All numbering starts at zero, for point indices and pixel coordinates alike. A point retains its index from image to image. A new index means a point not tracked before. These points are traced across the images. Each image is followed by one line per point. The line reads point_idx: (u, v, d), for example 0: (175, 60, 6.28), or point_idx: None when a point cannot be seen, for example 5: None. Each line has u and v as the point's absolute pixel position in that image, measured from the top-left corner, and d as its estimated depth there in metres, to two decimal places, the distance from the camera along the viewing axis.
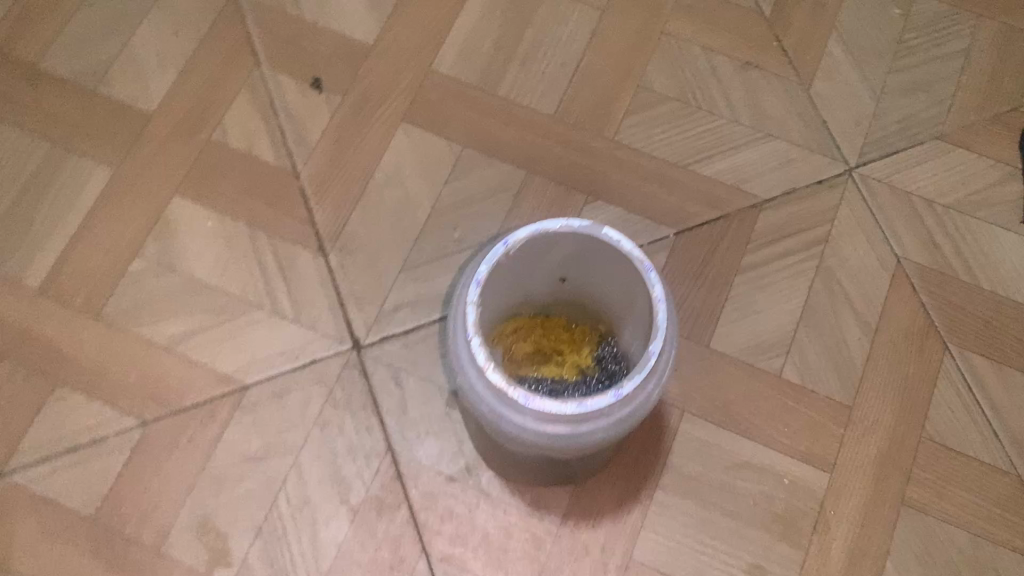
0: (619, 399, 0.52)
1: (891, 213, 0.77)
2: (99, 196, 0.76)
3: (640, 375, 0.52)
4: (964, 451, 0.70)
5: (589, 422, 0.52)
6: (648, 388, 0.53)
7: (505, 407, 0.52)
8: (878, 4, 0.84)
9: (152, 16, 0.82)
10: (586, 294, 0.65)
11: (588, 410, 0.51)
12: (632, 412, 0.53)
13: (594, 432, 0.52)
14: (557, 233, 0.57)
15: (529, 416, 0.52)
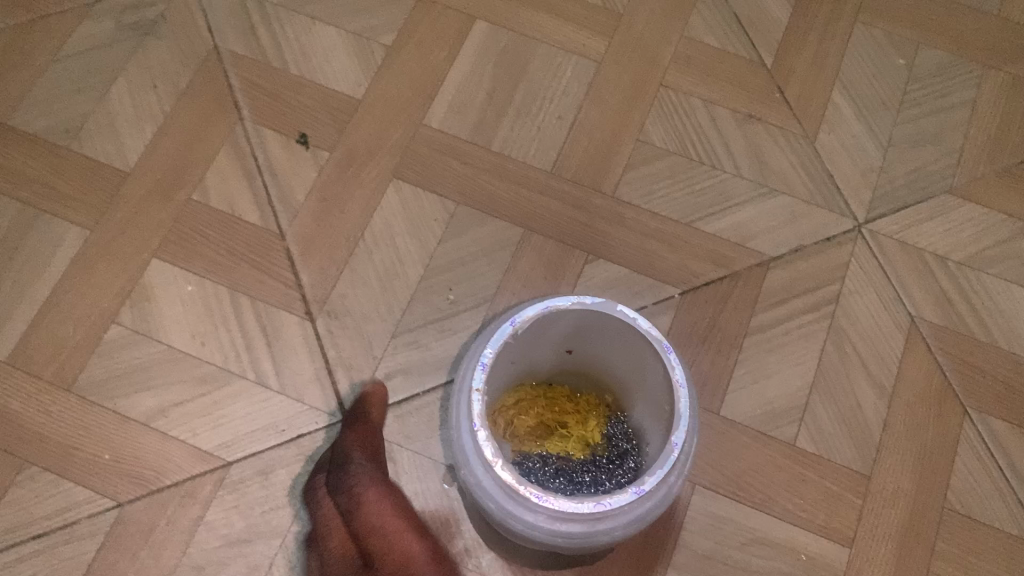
0: (640, 497, 0.51)
1: (904, 272, 0.74)
2: (72, 260, 0.72)
3: (660, 470, 0.51)
4: (992, 523, 0.66)
5: (607, 520, 0.51)
6: (670, 480, 0.52)
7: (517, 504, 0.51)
8: (881, 53, 0.82)
9: (129, 70, 0.79)
10: (594, 363, 0.62)
11: (606, 509, 0.50)
12: (653, 507, 0.52)
13: (611, 529, 0.52)
14: (565, 310, 0.56)
15: (542, 514, 0.51)
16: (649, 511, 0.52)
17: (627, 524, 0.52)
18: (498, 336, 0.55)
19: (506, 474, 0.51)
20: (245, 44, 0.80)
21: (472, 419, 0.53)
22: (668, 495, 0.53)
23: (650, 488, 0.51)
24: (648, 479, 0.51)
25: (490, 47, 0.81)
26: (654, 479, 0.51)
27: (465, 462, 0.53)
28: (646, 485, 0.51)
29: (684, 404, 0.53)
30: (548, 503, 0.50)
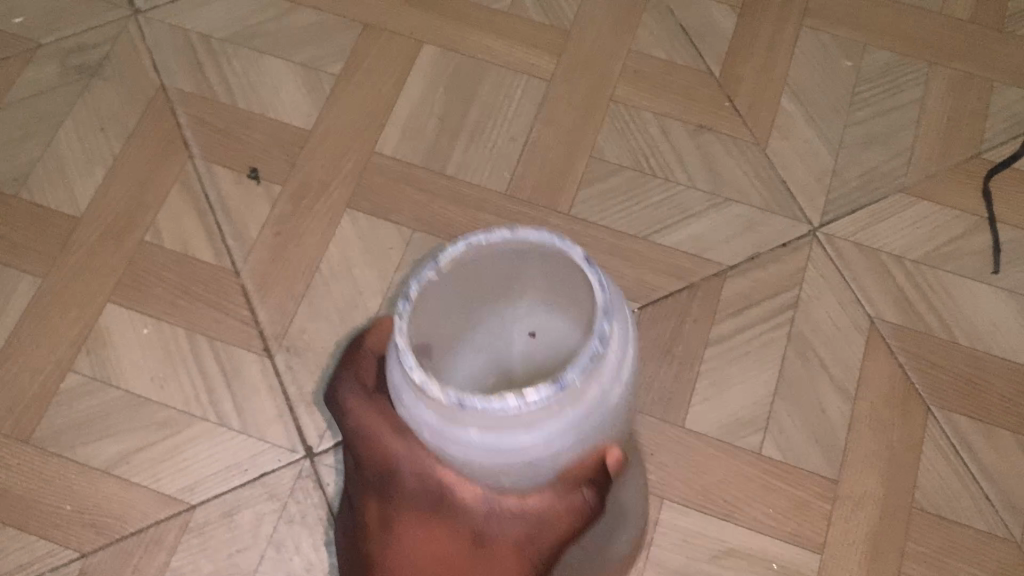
0: (564, 409, 0.31)
1: (861, 274, 0.74)
2: (26, 309, 0.71)
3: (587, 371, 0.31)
4: (961, 521, 0.66)
5: (531, 448, 0.32)
6: (607, 382, 0.33)
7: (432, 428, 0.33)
8: (829, 57, 0.82)
9: (76, 114, 0.79)
10: (557, 357, 0.35)
11: (527, 423, 0.31)
12: (583, 416, 0.32)
13: (546, 461, 0.33)
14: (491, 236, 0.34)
15: (470, 431, 0.31)
16: (588, 429, 0.33)
17: (564, 453, 0.34)
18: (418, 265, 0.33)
19: (411, 369, 0.31)
20: (192, 81, 0.80)
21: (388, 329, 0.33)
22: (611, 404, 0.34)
23: (578, 393, 0.31)
24: (570, 379, 0.31)
25: (439, 71, 0.81)
26: (580, 387, 0.31)
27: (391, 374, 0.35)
28: (572, 388, 0.31)
29: (596, 277, 0.33)
30: (467, 430, 0.31)
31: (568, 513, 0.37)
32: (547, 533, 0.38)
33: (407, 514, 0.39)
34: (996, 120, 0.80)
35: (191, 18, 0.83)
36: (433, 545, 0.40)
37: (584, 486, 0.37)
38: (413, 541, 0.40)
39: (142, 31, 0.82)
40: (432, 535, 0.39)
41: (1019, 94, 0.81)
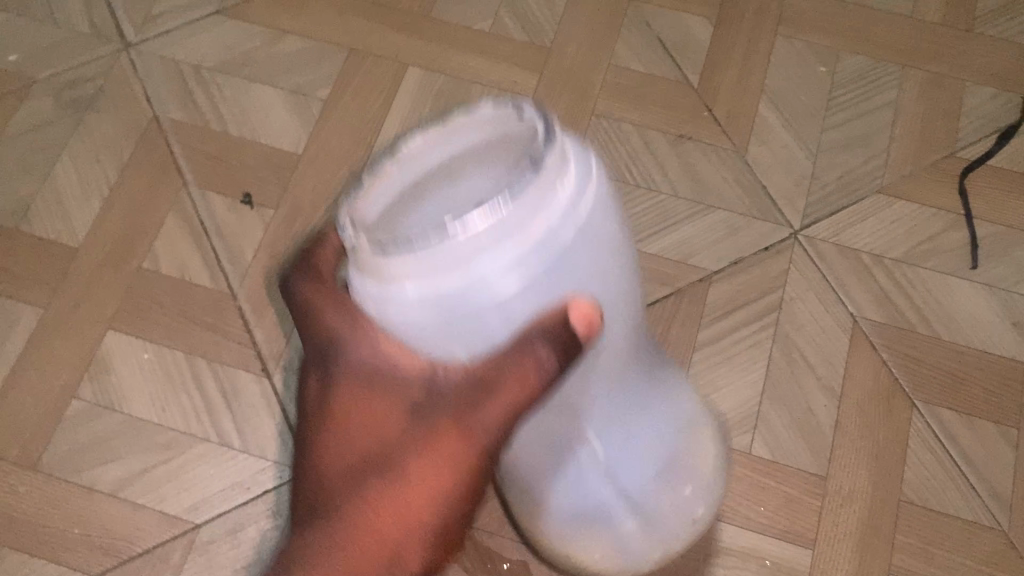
0: (506, 242, 0.28)
1: (843, 274, 0.75)
2: (28, 339, 0.73)
3: (519, 193, 0.28)
4: (948, 512, 0.68)
5: (478, 302, 0.30)
6: (556, 221, 0.29)
7: (379, 292, 0.31)
8: (804, 63, 0.84)
9: (72, 146, 0.81)
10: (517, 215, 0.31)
11: (462, 259, 0.28)
12: (538, 261, 0.29)
13: (506, 310, 0.31)
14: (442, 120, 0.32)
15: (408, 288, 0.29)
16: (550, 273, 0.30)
17: (522, 304, 0.31)
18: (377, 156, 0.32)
19: (350, 233, 0.31)
20: (184, 110, 0.82)
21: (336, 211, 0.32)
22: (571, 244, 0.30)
23: (520, 219, 0.28)
24: (500, 213, 0.28)
25: (424, 92, 0.83)
26: (519, 215, 0.28)
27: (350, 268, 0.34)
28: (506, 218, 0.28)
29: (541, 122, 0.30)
30: (407, 283, 0.29)
31: (531, 376, 0.34)
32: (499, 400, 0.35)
33: (348, 388, 0.37)
34: (970, 119, 0.81)
35: (182, 49, 0.85)
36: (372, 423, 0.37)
37: (538, 342, 0.32)
38: (354, 413, 0.37)
39: (133, 63, 0.84)
40: (371, 401, 0.37)
41: (991, 93, 0.82)
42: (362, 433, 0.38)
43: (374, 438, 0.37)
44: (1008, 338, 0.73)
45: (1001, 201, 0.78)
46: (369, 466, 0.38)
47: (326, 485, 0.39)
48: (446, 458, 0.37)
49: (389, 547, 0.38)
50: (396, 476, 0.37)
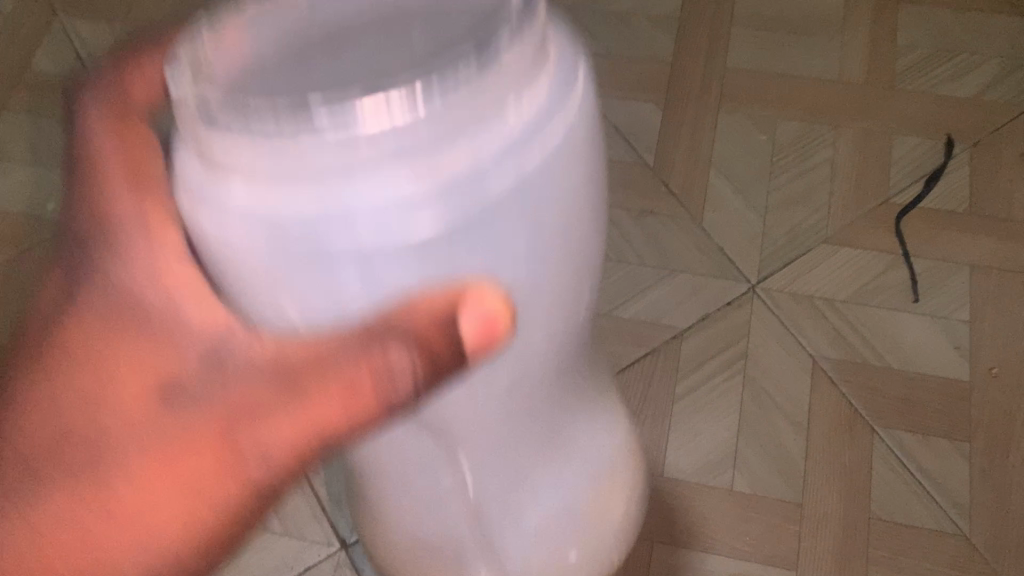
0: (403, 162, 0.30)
1: (799, 319, 0.84)
2: None
3: (441, 95, 0.29)
4: (915, 522, 0.76)
5: (339, 236, 0.31)
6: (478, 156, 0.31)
7: (211, 194, 0.32)
8: (746, 133, 0.94)
9: None
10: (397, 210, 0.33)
11: (341, 166, 0.29)
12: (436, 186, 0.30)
13: (371, 263, 0.32)
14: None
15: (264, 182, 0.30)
16: (440, 218, 0.31)
17: (390, 275, 0.32)
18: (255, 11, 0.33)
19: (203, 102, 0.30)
20: None
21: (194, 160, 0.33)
22: (487, 201, 0.32)
23: (436, 131, 0.29)
24: (410, 113, 0.29)
25: None
26: (427, 137, 0.29)
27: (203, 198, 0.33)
28: (418, 132, 0.29)
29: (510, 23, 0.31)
30: (243, 181, 0.31)
31: (375, 379, 0.34)
32: (278, 408, 0.35)
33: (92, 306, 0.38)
34: (899, 167, 0.91)
35: None
36: (104, 372, 0.37)
37: (398, 343, 0.33)
38: (91, 337, 0.38)
39: None
40: (110, 349, 0.37)
41: (916, 142, 0.92)
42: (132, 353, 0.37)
43: (100, 395, 0.38)
44: (953, 361, 0.82)
45: (936, 238, 0.87)
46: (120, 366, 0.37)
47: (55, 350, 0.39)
48: (191, 412, 0.36)
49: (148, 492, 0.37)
50: (111, 439, 0.37)
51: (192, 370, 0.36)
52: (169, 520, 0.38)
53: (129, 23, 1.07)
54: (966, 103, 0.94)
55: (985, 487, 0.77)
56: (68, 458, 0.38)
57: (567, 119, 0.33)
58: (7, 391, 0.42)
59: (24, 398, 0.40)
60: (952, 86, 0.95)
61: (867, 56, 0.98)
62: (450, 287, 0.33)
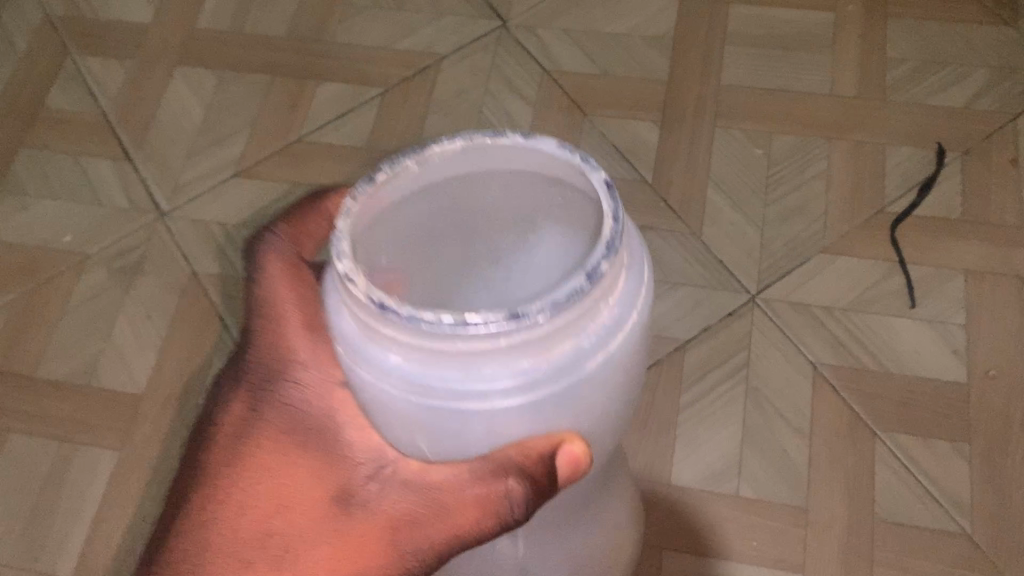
0: (521, 354, 0.35)
1: (799, 327, 0.86)
2: (110, 477, 0.86)
3: (560, 309, 0.34)
4: (918, 524, 0.77)
5: (469, 405, 0.36)
6: (584, 342, 0.36)
7: (358, 352, 0.37)
8: (741, 148, 0.97)
9: (126, 308, 0.94)
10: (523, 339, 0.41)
11: (476, 356, 0.34)
12: (551, 370, 0.36)
13: (493, 423, 0.37)
14: (501, 144, 0.40)
15: (401, 358, 0.35)
16: (546, 393, 0.36)
17: (507, 429, 0.38)
18: (402, 158, 0.39)
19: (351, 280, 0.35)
20: (218, 263, 0.95)
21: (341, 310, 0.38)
22: (584, 378, 0.37)
23: (549, 332, 0.34)
24: (540, 320, 0.34)
25: None
26: (548, 333, 0.34)
27: (347, 351, 0.38)
28: (535, 332, 0.34)
29: (610, 210, 0.36)
30: (399, 353, 0.35)
31: (486, 510, 0.41)
32: (428, 520, 0.42)
33: (273, 432, 0.46)
34: (892, 177, 0.94)
35: (207, 211, 0.99)
36: (283, 478, 0.45)
37: (511, 474, 0.39)
38: (274, 450, 0.45)
39: (169, 228, 0.98)
40: (288, 463, 0.45)
41: (908, 152, 0.95)
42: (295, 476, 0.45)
43: (277, 498, 0.45)
44: (951, 365, 0.84)
45: (930, 245, 0.89)
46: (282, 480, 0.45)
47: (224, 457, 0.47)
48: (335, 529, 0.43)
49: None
50: (268, 554, 0.44)
51: (361, 488, 0.43)
52: None
53: (140, 58, 1.10)
54: (955, 113, 0.96)
55: (986, 488, 0.78)
56: (247, 556, 0.44)
57: (640, 305, 0.38)
58: (180, 479, 0.49)
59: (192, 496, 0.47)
60: (941, 97, 0.98)
61: (858, 70, 1.00)
62: (550, 435, 0.38)
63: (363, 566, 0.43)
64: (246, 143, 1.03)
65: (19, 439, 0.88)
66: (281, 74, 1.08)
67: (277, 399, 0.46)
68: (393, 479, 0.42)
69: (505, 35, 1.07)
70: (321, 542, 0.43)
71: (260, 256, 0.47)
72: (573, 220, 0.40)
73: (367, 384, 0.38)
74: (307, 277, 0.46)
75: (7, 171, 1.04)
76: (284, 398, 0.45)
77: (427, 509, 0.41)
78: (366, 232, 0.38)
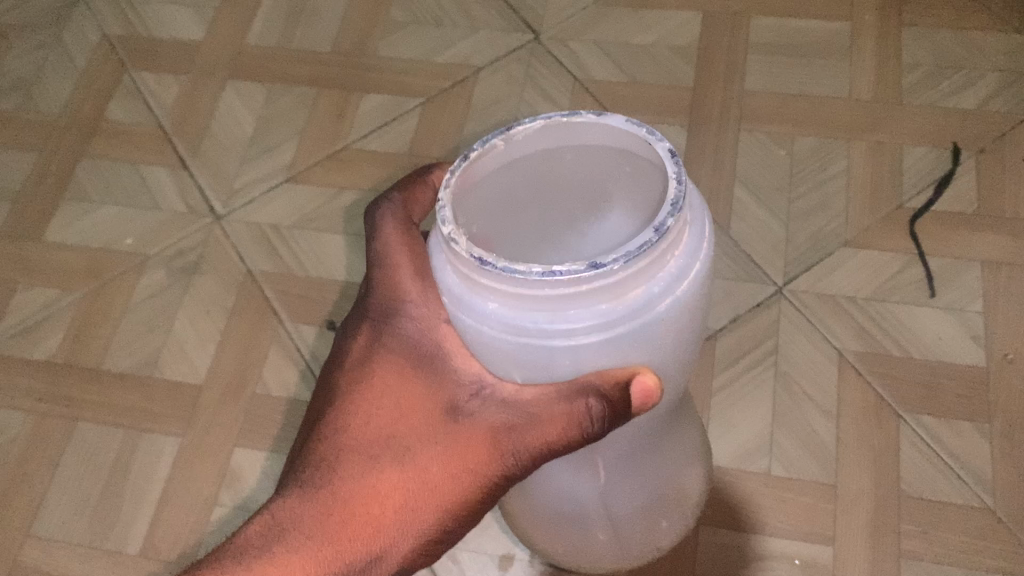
0: (600, 298, 0.43)
1: (824, 316, 0.91)
2: (174, 462, 0.91)
3: (631, 259, 0.42)
4: (942, 498, 0.81)
5: (556, 341, 0.45)
6: (653, 290, 0.44)
7: (460, 302, 0.47)
8: (765, 148, 1.02)
9: (185, 305, 1.00)
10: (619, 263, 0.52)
11: (562, 300, 0.43)
12: (626, 310, 0.44)
13: (577, 356, 0.46)
14: (577, 122, 0.49)
15: (497, 303, 0.45)
16: (623, 331, 0.45)
17: (589, 361, 0.47)
18: (491, 136, 0.49)
19: (458, 244, 0.44)
20: (271, 261, 1.01)
21: (447, 268, 0.48)
22: (655, 318, 0.45)
23: (623, 279, 0.43)
24: (614, 270, 0.42)
25: None
26: (622, 279, 0.43)
27: (452, 300, 0.48)
28: (612, 279, 0.43)
29: (674, 175, 0.45)
30: (496, 301, 0.45)
31: (573, 423, 0.50)
32: (522, 430, 0.53)
33: (392, 359, 0.57)
34: (910, 174, 0.98)
35: (260, 214, 1.05)
36: (402, 397, 0.56)
37: (591, 395, 0.48)
38: (389, 374, 0.57)
39: (224, 230, 1.04)
40: (405, 385, 0.56)
41: (925, 151, 1.00)
42: (410, 391, 0.56)
43: (397, 412, 0.56)
44: (969, 349, 0.88)
45: (947, 238, 0.94)
46: (402, 395, 0.56)
47: (348, 381, 0.59)
48: (444, 433, 0.55)
49: (416, 488, 0.56)
50: (391, 454, 0.56)
51: (467, 402, 0.54)
52: (443, 489, 0.55)
53: (193, 73, 1.17)
54: (969, 114, 1.01)
55: (1007, 464, 0.82)
56: (374, 455, 0.56)
57: (702, 257, 0.47)
58: (317, 403, 0.62)
59: (326, 414, 0.59)
60: (955, 99, 1.03)
61: (875, 75, 1.05)
62: (629, 368, 0.48)
63: (471, 464, 0.55)
64: (295, 151, 1.09)
65: (87, 427, 0.94)
66: (327, 86, 1.14)
67: (391, 331, 0.57)
68: (493, 396, 0.53)
69: (538, 47, 1.13)
70: (434, 446, 0.55)
71: (379, 220, 0.60)
72: (644, 186, 0.50)
73: (470, 328, 0.48)
74: (415, 234, 0.59)
75: (70, 179, 1.10)
76: (399, 329, 0.57)
77: (522, 417, 0.52)
78: (462, 200, 0.49)
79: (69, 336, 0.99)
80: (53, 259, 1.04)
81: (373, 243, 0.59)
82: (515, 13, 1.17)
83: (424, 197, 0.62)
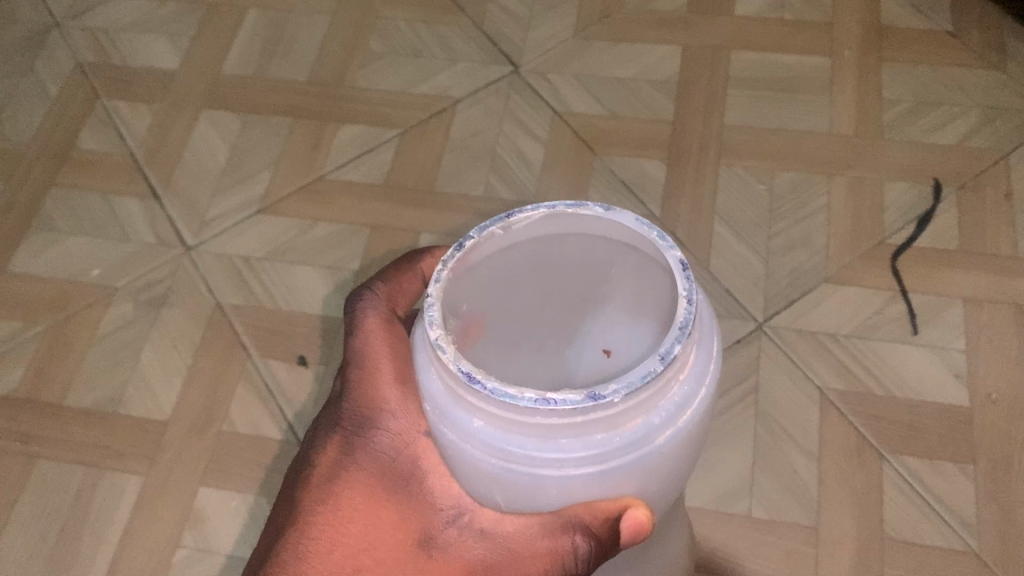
0: (595, 430, 0.41)
1: (805, 354, 0.89)
2: (135, 502, 0.88)
3: (633, 391, 0.41)
4: (926, 542, 0.79)
5: (545, 471, 0.42)
6: (651, 421, 0.42)
7: (445, 415, 0.44)
8: (745, 183, 1.01)
9: (152, 339, 0.97)
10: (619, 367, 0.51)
11: (555, 430, 0.41)
12: (622, 443, 0.42)
13: (566, 489, 0.43)
14: (584, 215, 0.48)
15: (483, 422, 0.43)
16: (617, 466, 0.42)
17: (579, 493, 0.44)
18: (491, 222, 0.47)
19: (448, 355, 0.42)
20: (241, 295, 0.98)
21: (432, 378, 0.45)
22: (653, 451, 0.43)
23: (623, 412, 0.41)
24: (613, 400, 0.40)
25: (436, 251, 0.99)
26: (621, 409, 0.41)
27: (435, 412, 0.45)
28: (611, 410, 0.41)
29: (683, 295, 0.43)
30: (484, 420, 0.43)
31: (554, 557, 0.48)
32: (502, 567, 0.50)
33: (364, 477, 0.55)
34: (891, 211, 0.97)
35: (231, 246, 1.02)
36: (372, 520, 0.54)
37: (577, 533, 0.46)
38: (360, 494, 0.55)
39: (195, 263, 1.01)
40: (375, 507, 0.55)
41: (906, 187, 0.99)
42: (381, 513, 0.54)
43: (363, 538, 0.54)
44: (953, 389, 0.86)
45: (929, 275, 0.93)
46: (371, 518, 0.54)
47: (314, 496, 0.56)
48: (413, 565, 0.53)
49: None
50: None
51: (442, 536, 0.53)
52: None
53: (166, 102, 1.15)
54: (950, 150, 1.01)
55: (991, 507, 0.80)
56: None
57: (707, 382, 0.44)
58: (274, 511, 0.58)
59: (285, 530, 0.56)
60: (936, 135, 1.02)
61: (855, 110, 1.05)
62: (620, 501, 0.45)
63: None
64: (268, 182, 1.07)
65: (46, 465, 0.90)
66: (302, 117, 1.12)
67: (367, 445, 0.56)
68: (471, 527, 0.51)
69: (516, 80, 1.12)
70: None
71: (361, 313, 0.58)
72: (647, 279, 0.49)
73: (450, 442, 0.45)
74: (399, 329, 0.57)
75: (38, 209, 1.07)
76: (378, 443, 0.55)
77: (502, 553, 0.49)
78: (453, 292, 0.46)
79: (30, 371, 0.96)
80: (17, 292, 1.01)
81: (353, 338, 0.57)
82: (494, 46, 1.16)
83: (412, 286, 0.60)
